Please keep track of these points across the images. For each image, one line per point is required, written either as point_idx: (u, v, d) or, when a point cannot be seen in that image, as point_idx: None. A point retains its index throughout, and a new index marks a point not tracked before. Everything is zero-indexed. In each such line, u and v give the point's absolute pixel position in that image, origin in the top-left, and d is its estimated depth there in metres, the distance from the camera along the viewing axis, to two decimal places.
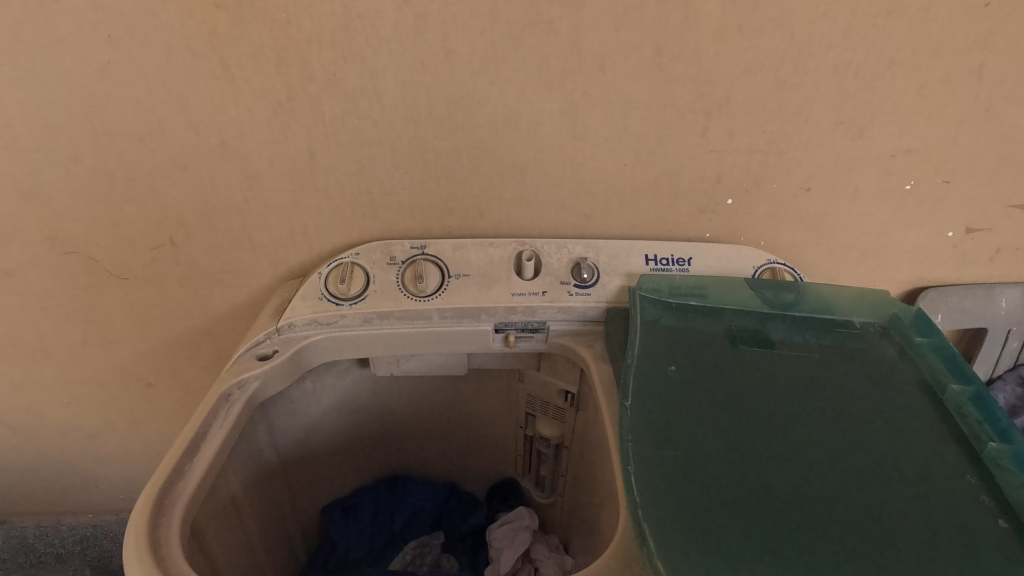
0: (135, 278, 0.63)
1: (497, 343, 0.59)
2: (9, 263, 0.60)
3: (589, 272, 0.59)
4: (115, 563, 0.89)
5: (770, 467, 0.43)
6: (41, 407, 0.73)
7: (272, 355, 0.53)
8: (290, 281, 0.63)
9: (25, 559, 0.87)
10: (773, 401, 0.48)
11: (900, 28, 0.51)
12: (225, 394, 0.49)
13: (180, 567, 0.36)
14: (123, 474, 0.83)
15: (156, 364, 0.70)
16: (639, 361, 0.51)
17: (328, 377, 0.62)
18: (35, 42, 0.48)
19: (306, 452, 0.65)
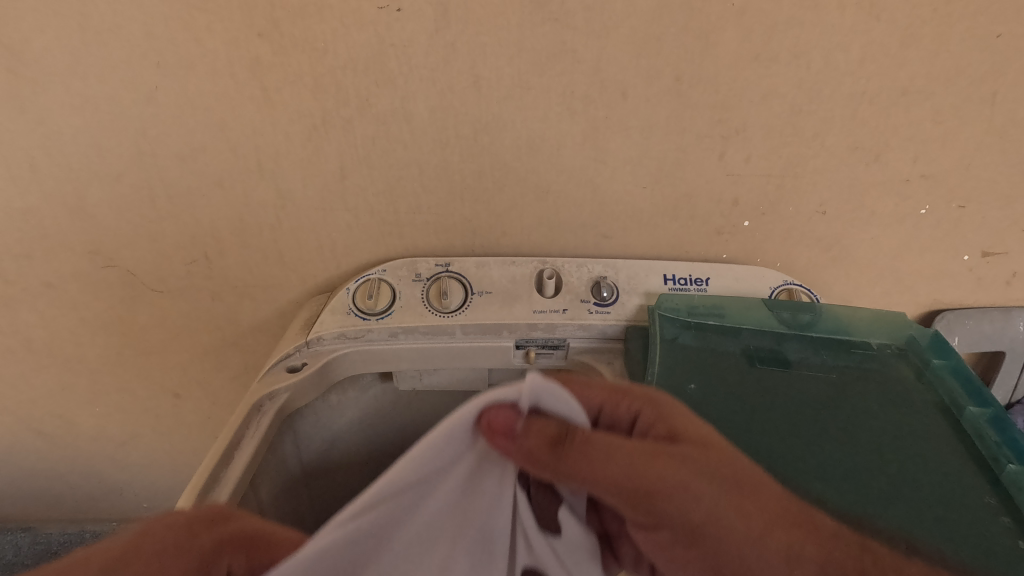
0: (170, 292, 0.65)
1: (518, 359, 0.60)
2: (51, 276, 0.63)
3: (609, 290, 0.60)
4: None
5: (792, 488, 0.44)
6: (73, 416, 0.75)
7: (301, 367, 0.55)
8: (318, 295, 0.65)
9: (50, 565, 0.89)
10: (792, 421, 0.49)
11: (914, 57, 0.52)
12: (257, 404, 0.51)
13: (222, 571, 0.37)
14: (147, 482, 0.85)
15: (185, 374, 0.73)
16: (661, 380, 0.52)
17: (352, 389, 0.64)
18: (89, 68, 0.51)
19: (329, 464, 0.66)
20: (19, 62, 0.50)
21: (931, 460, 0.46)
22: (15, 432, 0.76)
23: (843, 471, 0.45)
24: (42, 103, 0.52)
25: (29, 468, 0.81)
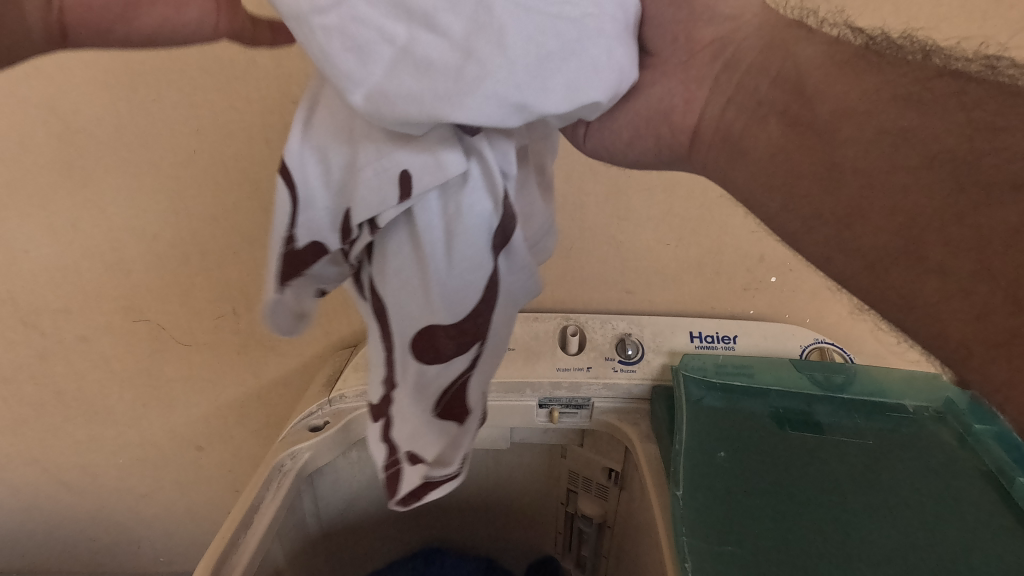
0: (197, 344, 0.65)
1: (541, 418, 0.59)
2: (86, 329, 0.62)
3: (634, 348, 0.58)
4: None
5: (816, 546, 0.42)
6: (96, 468, 0.75)
7: (324, 426, 0.55)
8: (341, 350, 0.65)
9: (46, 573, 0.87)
10: (834, 492, 0.46)
11: None
12: (278, 465, 0.51)
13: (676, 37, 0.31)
14: (165, 533, 0.83)
15: (208, 426, 0.73)
16: (690, 448, 0.49)
17: (371, 463, 0.62)
18: (111, 132, 0.50)
19: (348, 523, 0.64)
20: (47, 125, 0.49)
21: (972, 533, 0.44)
22: (41, 485, 0.76)
23: (879, 540, 0.43)
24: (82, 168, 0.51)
25: (33, 511, 0.79)
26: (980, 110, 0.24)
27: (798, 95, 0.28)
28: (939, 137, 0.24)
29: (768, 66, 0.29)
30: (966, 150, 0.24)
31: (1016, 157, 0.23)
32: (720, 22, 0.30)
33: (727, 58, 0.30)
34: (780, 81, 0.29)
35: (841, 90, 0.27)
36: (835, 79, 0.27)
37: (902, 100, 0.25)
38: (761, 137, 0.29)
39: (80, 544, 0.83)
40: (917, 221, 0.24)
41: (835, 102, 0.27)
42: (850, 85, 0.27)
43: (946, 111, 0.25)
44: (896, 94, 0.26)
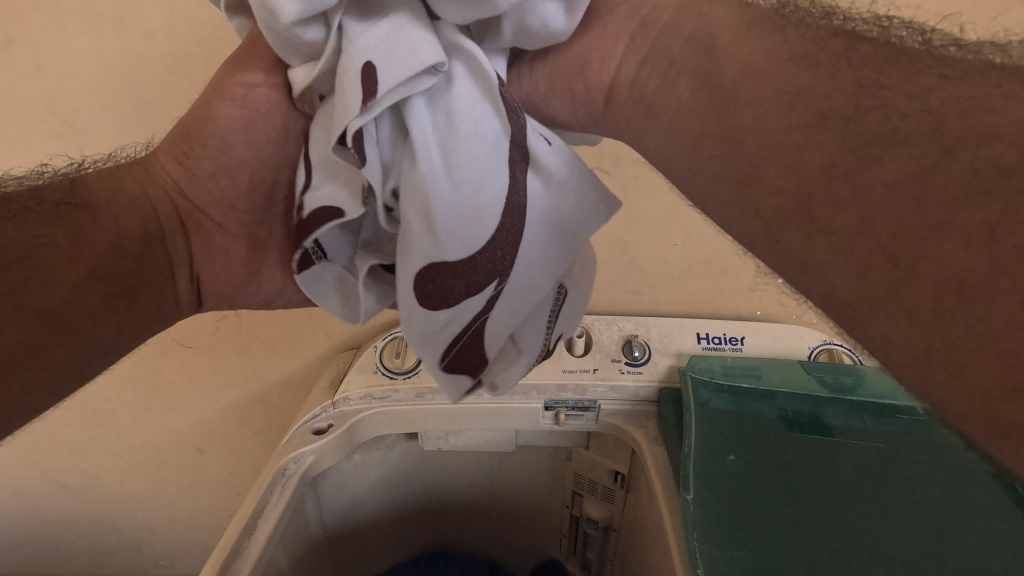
0: (198, 346, 0.64)
1: (547, 420, 0.58)
2: None
3: (641, 349, 0.57)
4: None
5: (831, 554, 0.42)
6: (96, 470, 0.74)
7: (328, 429, 0.54)
8: (344, 351, 0.65)
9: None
10: (845, 496, 0.46)
11: None
12: (282, 469, 0.51)
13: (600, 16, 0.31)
14: (166, 536, 0.83)
15: (209, 429, 0.72)
16: (699, 452, 0.48)
17: (374, 466, 0.61)
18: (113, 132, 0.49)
19: (351, 527, 0.64)
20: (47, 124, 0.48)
21: (987, 537, 0.43)
22: (41, 488, 0.75)
23: (895, 547, 0.42)
24: None
25: (33, 514, 0.78)
26: (873, 65, 0.23)
27: (708, 52, 0.27)
28: (831, 96, 0.23)
29: (680, 28, 0.29)
30: (852, 107, 0.22)
31: (899, 112, 0.21)
32: None
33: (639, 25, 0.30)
34: (692, 40, 0.28)
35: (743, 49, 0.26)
36: (743, 38, 0.26)
37: (787, 58, 0.25)
38: (672, 97, 0.28)
39: (80, 548, 0.83)
40: (809, 177, 0.23)
41: (741, 60, 0.26)
42: (755, 42, 0.26)
43: (839, 70, 0.23)
44: (795, 53, 0.24)
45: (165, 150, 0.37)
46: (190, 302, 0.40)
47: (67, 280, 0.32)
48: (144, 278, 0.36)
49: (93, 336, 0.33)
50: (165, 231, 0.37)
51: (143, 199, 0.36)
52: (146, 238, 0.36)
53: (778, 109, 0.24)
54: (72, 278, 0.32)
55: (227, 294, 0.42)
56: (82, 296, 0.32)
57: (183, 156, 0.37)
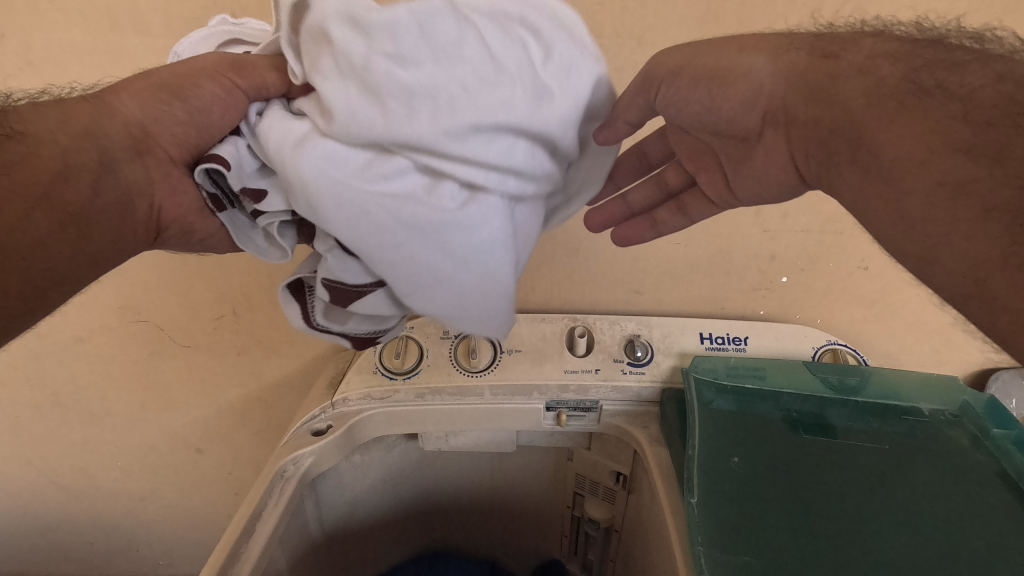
0: (196, 345, 0.63)
1: (549, 421, 0.58)
2: (82, 330, 0.61)
3: (643, 349, 0.57)
4: None
5: (835, 558, 0.41)
6: (93, 470, 0.73)
7: (326, 430, 0.54)
8: (344, 351, 0.64)
9: None
10: (850, 500, 0.45)
11: None
12: (280, 471, 0.50)
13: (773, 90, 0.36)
14: (164, 536, 0.82)
15: (208, 429, 0.71)
16: (703, 454, 0.48)
17: (374, 467, 0.61)
18: None
19: (350, 528, 0.63)
20: None
21: (994, 541, 0.42)
22: (38, 487, 0.74)
23: (899, 550, 0.42)
24: None
25: (30, 514, 0.77)
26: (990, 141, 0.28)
27: (865, 148, 0.33)
28: (991, 191, 0.28)
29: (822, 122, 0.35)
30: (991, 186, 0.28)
31: None
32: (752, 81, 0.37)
33: (783, 119, 0.37)
34: (838, 131, 0.34)
35: (890, 141, 0.31)
36: (893, 129, 0.31)
37: (960, 148, 0.29)
38: (851, 183, 0.34)
39: (78, 547, 0.82)
40: (987, 262, 0.27)
41: (896, 151, 0.31)
42: (903, 135, 0.31)
43: (989, 161, 0.28)
44: (953, 144, 0.29)
45: (133, 93, 0.35)
46: (149, 237, 0.38)
47: (6, 202, 0.30)
48: (98, 210, 0.34)
49: (44, 263, 0.31)
50: (118, 158, 0.35)
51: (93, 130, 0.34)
52: (100, 166, 0.34)
53: (944, 198, 0.29)
54: (19, 206, 0.30)
55: (189, 225, 0.39)
56: (27, 220, 0.30)
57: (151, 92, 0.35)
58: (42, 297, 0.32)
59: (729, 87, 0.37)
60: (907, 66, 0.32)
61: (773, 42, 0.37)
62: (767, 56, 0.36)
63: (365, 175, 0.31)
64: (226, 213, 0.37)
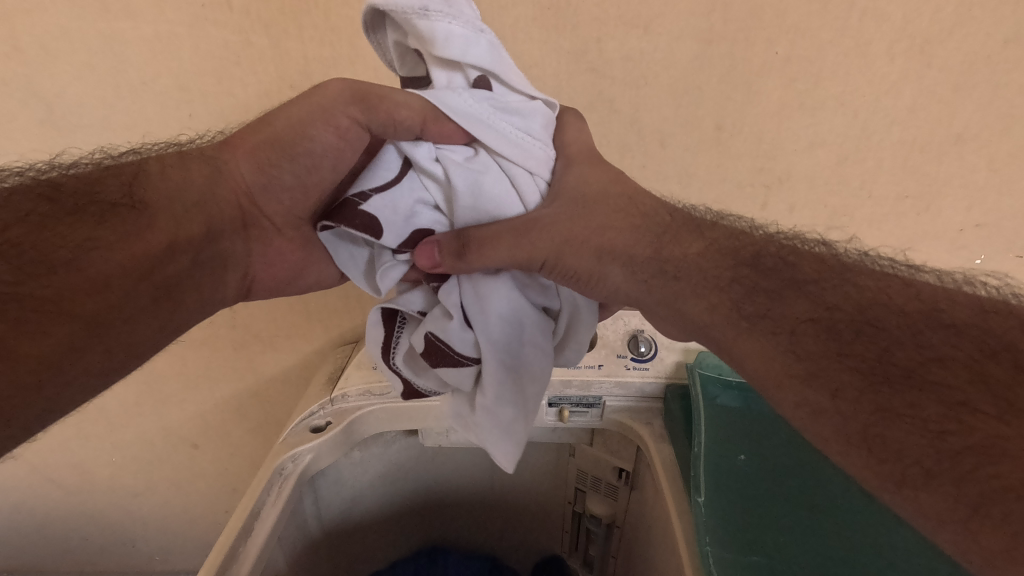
0: (191, 340, 0.62)
1: (550, 417, 0.57)
2: None
3: (647, 345, 0.56)
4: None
5: (841, 557, 0.40)
6: (87, 466, 0.72)
7: (325, 427, 0.53)
8: (343, 345, 0.63)
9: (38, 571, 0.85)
10: (860, 498, 0.44)
11: (965, 105, 0.47)
12: (278, 468, 0.49)
13: (663, 286, 0.35)
14: (160, 532, 0.81)
15: (204, 424, 0.70)
16: (709, 452, 0.47)
17: (374, 463, 0.60)
18: (101, 117, 0.47)
19: (349, 525, 0.62)
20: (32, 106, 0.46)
21: None
22: (31, 483, 0.73)
23: (908, 552, 0.41)
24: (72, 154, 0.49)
25: (24, 510, 0.76)
26: (941, 389, 0.27)
27: (725, 350, 0.33)
28: (943, 455, 0.25)
29: (678, 313, 0.35)
30: (937, 456, 0.25)
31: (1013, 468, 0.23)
32: (581, 257, 0.35)
33: (639, 303, 0.37)
34: (703, 326, 0.34)
35: (745, 351, 0.31)
36: (744, 340, 0.32)
37: (800, 376, 0.29)
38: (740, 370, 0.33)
39: (73, 543, 0.81)
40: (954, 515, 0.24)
41: (775, 369, 0.30)
42: (755, 346, 0.31)
43: (909, 418, 0.26)
44: (876, 404, 0.27)
45: (246, 150, 0.37)
46: (240, 292, 0.42)
47: (114, 276, 0.31)
48: (193, 277, 0.36)
49: (133, 338, 0.32)
50: (225, 231, 0.38)
51: (208, 198, 0.37)
52: (204, 236, 0.36)
53: (804, 418, 0.29)
54: (120, 279, 0.31)
55: (273, 288, 0.43)
56: (136, 292, 0.32)
57: (268, 161, 0.37)
58: (135, 362, 0.33)
59: (593, 286, 0.37)
60: (732, 271, 0.34)
61: (630, 233, 0.36)
62: (621, 231, 0.36)
63: (486, 309, 0.37)
64: (325, 235, 0.37)
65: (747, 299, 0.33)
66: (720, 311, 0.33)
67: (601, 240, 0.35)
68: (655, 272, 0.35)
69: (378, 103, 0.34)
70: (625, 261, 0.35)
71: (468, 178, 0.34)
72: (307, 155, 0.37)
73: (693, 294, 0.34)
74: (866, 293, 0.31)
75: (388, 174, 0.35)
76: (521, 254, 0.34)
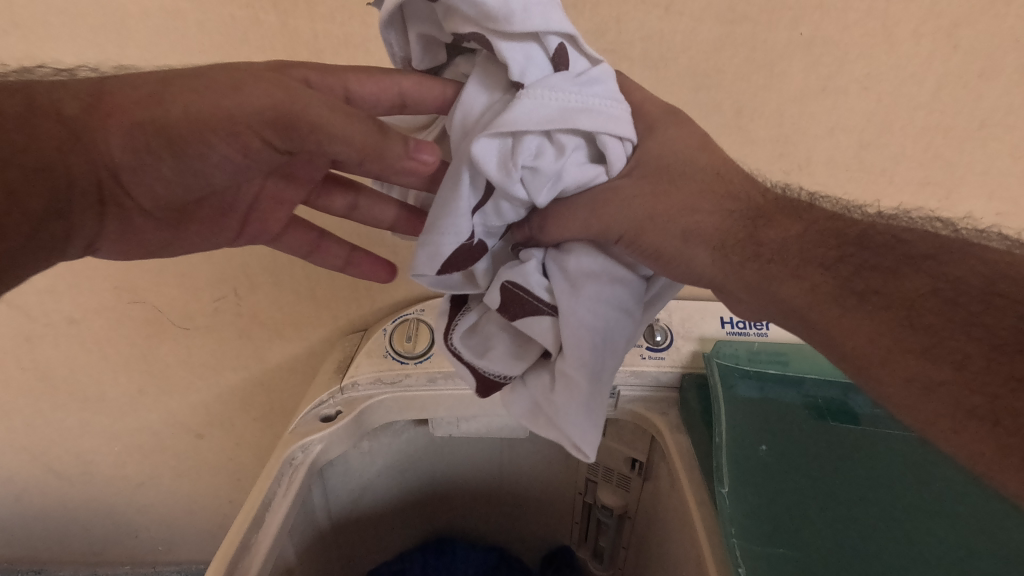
0: (196, 328, 0.61)
1: None
2: (75, 312, 0.58)
3: (662, 334, 0.55)
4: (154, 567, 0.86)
5: (871, 549, 0.40)
6: (89, 455, 0.71)
7: (336, 416, 0.52)
8: (351, 334, 0.62)
9: (40, 561, 0.84)
10: (883, 489, 0.44)
11: (990, 89, 0.46)
12: (289, 458, 0.48)
13: (745, 258, 0.33)
14: (163, 522, 0.80)
15: (208, 413, 0.69)
16: (731, 443, 0.46)
17: (384, 453, 0.59)
18: None
19: (358, 516, 0.62)
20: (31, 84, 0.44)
21: None
22: (31, 472, 0.72)
23: (933, 544, 0.40)
24: None
25: (24, 500, 0.75)
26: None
27: (815, 327, 0.32)
28: None
29: (760, 290, 0.33)
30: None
31: None
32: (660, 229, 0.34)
33: (717, 283, 0.35)
34: (785, 306, 0.33)
35: (848, 329, 0.30)
36: (837, 318, 0.30)
37: (915, 350, 0.28)
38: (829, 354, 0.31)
39: (74, 533, 0.80)
40: None
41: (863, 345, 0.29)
42: (861, 324, 0.30)
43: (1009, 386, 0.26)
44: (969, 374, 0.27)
45: (122, 124, 0.33)
46: (83, 248, 0.40)
47: None
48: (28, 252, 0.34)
49: None
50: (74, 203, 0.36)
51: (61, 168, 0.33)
52: (46, 212, 0.34)
53: (915, 396, 0.28)
54: None
55: (128, 243, 0.42)
56: None
57: (146, 149, 0.34)
58: None
59: (673, 268, 0.35)
60: (839, 252, 0.31)
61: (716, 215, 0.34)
62: (708, 213, 0.34)
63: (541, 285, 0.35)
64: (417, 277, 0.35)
65: (845, 271, 0.31)
66: (813, 285, 0.31)
67: (685, 223, 0.34)
68: (753, 247, 0.33)
69: (308, 133, 0.33)
70: (705, 239, 0.34)
71: (559, 171, 0.31)
72: (197, 157, 0.35)
73: (785, 265, 0.32)
74: (989, 265, 0.29)
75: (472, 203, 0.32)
76: (594, 227, 0.34)
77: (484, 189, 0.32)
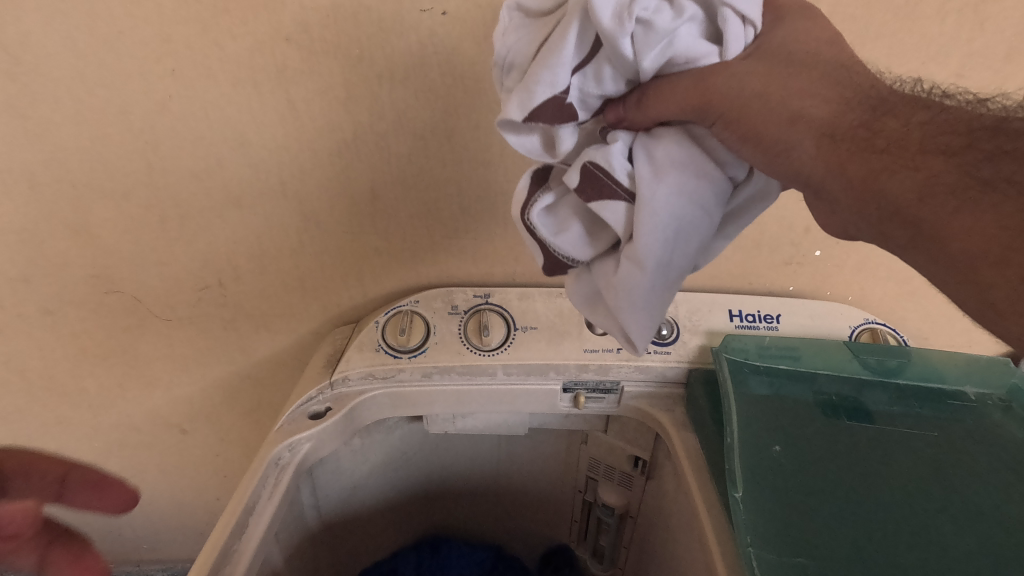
0: (178, 319, 0.58)
1: (564, 403, 0.53)
2: (51, 302, 0.55)
3: (668, 327, 0.52)
4: (138, 564, 0.84)
5: (897, 556, 0.38)
6: (68, 451, 0.68)
7: (325, 413, 0.49)
8: (341, 326, 0.59)
9: None
10: (904, 491, 0.42)
11: (1016, 72, 0.44)
12: (276, 458, 0.46)
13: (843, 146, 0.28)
14: (146, 519, 0.78)
15: (192, 408, 0.66)
16: (743, 443, 0.44)
17: (376, 450, 0.57)
18: (73, 70, 0.42)
19: (349, 515, 0.59)
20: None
21: None
22: None
23: (958, 550, 0.38)
24: (41, 112, 0.44)
25: None
26: None
27: (912, 224, 0.27)
28: None
29: (857, 181, 0.28)
30: None
31: None
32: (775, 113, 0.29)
33: (812, 185, 0.29)
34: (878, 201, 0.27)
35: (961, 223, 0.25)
36: (948, 212, 0.25)
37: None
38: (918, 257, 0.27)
39: None
40: None
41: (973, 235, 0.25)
42: (974, 217, 0.25)
43: None
44: None
45: None
46: None
47: None
48: None
49: None
50: None
51: None
52: None
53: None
54: None
55: None
56: None
57: None
58: None
59: (772, 158, 0.30)
60: (965, 137, 0.26)
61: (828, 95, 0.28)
62: (823, 99, 0.28)
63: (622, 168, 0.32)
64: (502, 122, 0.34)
65: (967, 154, 0.26)
66: (926, 169, 0.26)
67: (793, 106, 0.29)
68: (860, 122, 0.28)
69: None
70: (809, 123, 0.28)
71: (668, 36, 0.30)
72: None
73: (895, 151, 0.27)
74: None
75: (574, 59, 0.31)
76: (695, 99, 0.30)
77: (591, 45, 0.31)
